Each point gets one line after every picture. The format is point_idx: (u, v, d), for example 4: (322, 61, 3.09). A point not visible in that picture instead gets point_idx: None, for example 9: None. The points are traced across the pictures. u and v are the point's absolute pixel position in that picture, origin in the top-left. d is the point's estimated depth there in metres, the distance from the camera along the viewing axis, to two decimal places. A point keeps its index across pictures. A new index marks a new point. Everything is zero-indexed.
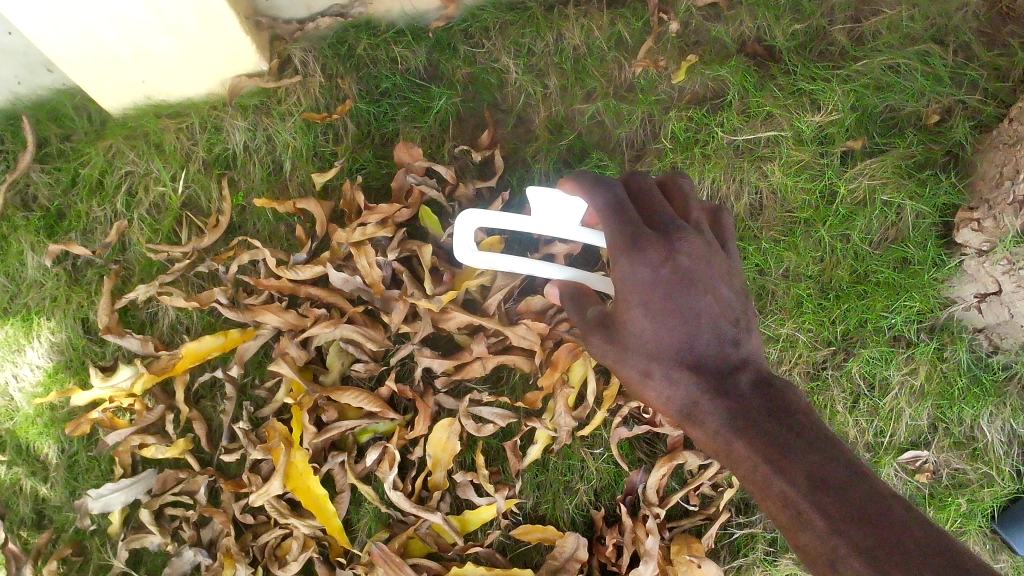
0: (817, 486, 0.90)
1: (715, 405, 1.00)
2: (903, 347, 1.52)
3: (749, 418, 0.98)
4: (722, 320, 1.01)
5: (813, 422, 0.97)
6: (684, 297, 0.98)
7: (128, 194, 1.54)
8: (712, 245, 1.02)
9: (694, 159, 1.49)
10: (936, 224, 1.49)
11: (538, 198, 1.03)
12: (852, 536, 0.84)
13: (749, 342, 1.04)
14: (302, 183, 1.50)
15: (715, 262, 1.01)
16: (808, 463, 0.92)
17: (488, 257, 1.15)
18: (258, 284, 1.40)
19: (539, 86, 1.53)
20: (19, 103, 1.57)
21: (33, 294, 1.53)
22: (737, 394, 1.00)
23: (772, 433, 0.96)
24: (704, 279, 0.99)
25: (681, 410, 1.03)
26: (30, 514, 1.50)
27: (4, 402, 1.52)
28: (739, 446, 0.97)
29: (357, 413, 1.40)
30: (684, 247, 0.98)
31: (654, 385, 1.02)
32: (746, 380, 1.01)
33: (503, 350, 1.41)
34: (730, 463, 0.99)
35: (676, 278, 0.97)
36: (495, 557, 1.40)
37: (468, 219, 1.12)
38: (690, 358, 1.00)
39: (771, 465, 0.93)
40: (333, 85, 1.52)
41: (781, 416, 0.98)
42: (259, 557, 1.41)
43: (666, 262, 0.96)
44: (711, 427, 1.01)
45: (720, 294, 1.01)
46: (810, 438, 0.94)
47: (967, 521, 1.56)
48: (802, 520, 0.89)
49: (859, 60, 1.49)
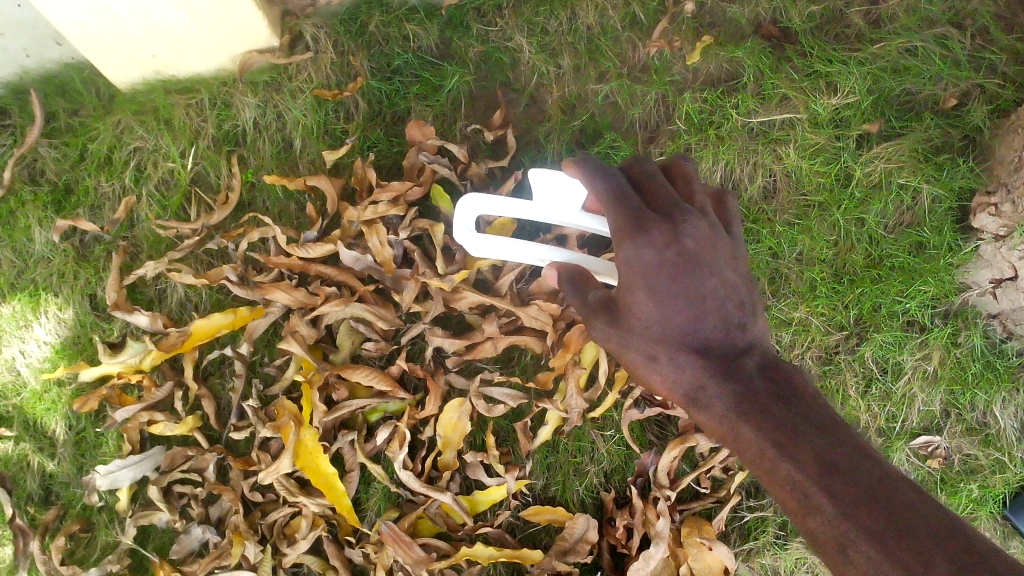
0: (825, 469, 0.88)
1: (721, 389, 0.98)
2: (917, 332, 1.51)
3: (754, 401, 0.97)
4: (728, 302, 1.00)
5: (819, 405, 0.96)
6: (689, 279, 0.97)
7: (136, 169, 1.52)
8: (717, 228, 1.01)
9: (708, 141, 1.48)
10: (953, 208, 1.48)
11: (540, 180, 1.04)
12: (863, 521, 0.83)
13: (754, 326, 1.03)
14: (313, 160, 1.48)
15: (720, 245, 1.01)
16: (817, 447, 0.90)
17: (491, 241, 1.14)
18: (268, 261, 1.38)
19: (553, 66, 1.51)
20: (27, 77, 1.56)
21: (41, 269, 1.52)
22: (744, 376, 0.98)
23: (780, 417, 0.94)
24: (709, 262, 0.99)
25: (685, 393, 1.01)
26: (37, 490, 1.49)
27: (10, 378, 1.51)
28: (746, 430, 0.96)
29: (367, 392, 1.39)
30: (689, 230, 0.97)
31: (659, 369, 1.01)
32: (751, 363, 0.99)
33: (514, 330, 1.40)
34: (736, 448, 0.98)
35: (680, 260, 0.96)
36: (505, 538, 1.40)
37: (469, 203, 1.12)
38: (695, 342, 0.99)
39: (779, 449, 0.92)
40: (344, 61, 1.50)
41: (788, 399, 0.96)
42: (268, 535, 1.40)
43: (669, 245, 0.96)
44: (717, 411, 0.99)
45: (725, 276, 1.00)
46: (818, 422, 0.93)
47: (978, 507, 1.55)
48: (810, 504, 0.88)
49: (876, 43, 1.48)
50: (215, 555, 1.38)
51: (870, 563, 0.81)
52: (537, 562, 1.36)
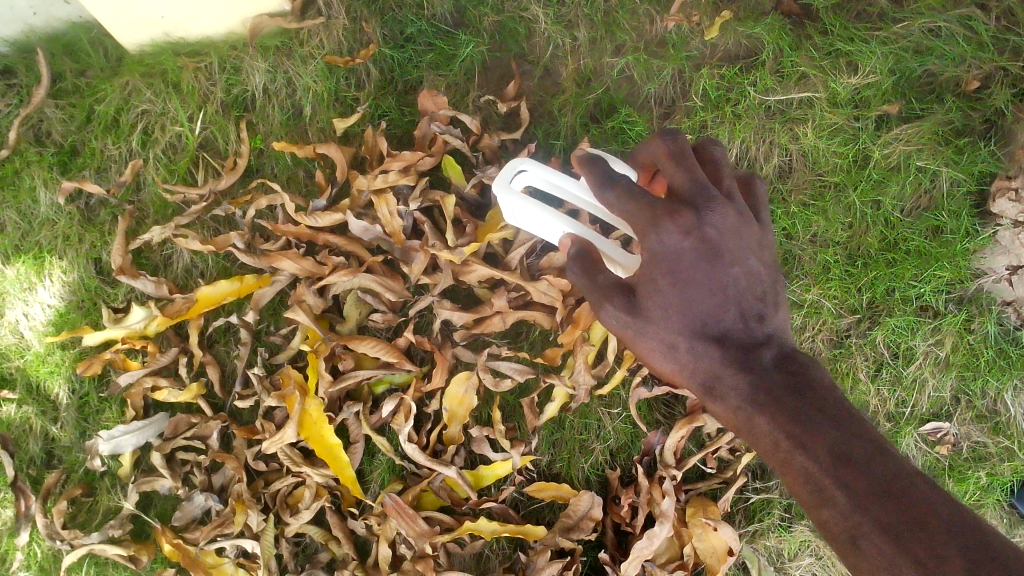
0: (838, 461, 0.88)
1: (738, 380, 0.97)
2: (931, 317, 1.50)
3: (771, 393, 0.95)
4: (749, 294, 0.97)
5: (835, 396, 0.94)
6: (711, 268, 0.94)
7: (143, 132, 1.50)
8: (744, 215, 0.98)
9: (724, 118, 1.46)
10: (972, 193, 1.47)
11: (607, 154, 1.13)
12: (876, 513, 0.83)
13: (775, 317, 0.99)
14: (322, 128, 1.46)
15: (745, 233, 0.97)
16: (831, 439, 0.89)
17: (521, 203, 1.09)
18: (276, 229, 1.35)
19: (568, 38, 1.48)
20: (33, 36, 1.53)
21: (45, 231, 1.50)
22: (761, 369, 0.97)
23: (796, 409, 0.94)
24: (732, 250, 0.95)
25: (702, 383, 0.99)
26: (39, 453, 1.48)
27: (13, 340, 1.49)
28: (761, 422, 0.96)
29: (374, 362, 1.38)
30: (712, 219, 0.94)
31: (677, 358, 0.99)
32: (769, 355, 0.97)
33: (523, 305, 1.38)
34: (750, 438, 0.98)
35: (702, 249, 0.93)
36: (509, 513, 1.39)
37: (520, 165, 1.12)
38: (714, 333, 0.97)
39: (793, 441, 0.92)
40: (357, 28, 1.48)
41: (803, 391, 0.95)
42: (270, 505, 1.40)
43: (692, 233, 0.93)
44: (732, 402, 0.98)
45: (747, 265, 0.97)
46: (834, 414, 0.92)
47: (986, 494, 1.54)
48: (824, 496, 0.87)
49: (899, 22, 1.46)
50: (217, 523, 1.37)
51: (882, 556, 0.81)
52: (540, 538, 1.36)
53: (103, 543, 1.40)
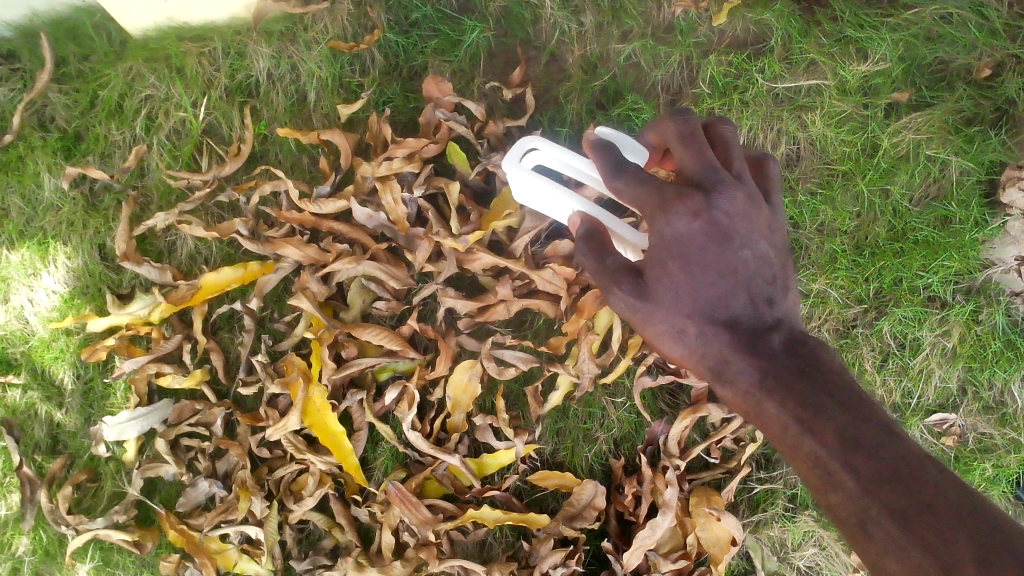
0: (847, 446, 0.87)
1: (747, 366, 0.96)
2: (938, 308, 1.49)
3: (779, 377, 0.95)
4: (757, 278, 0.96)
5: (845, 381, 0.94)
6: (721, 251, 0.94)
7: (147, 117, 1.49)
8: (754, 196, 0.97)
9: (731, 105, 1.44)
10: (982, 181, 1.46)
11: (618, 136, 1.10)
12: (883, 497, 0.82)
13: (784, 301, 0.99)
14: (326, 115, 1.46)
15: (756, 216, 0.96)
16: (840, 423, 0.89)
17: (526, 177, 1.09)
18: (279, 215, 1.35)
19: (574, 23, 1.46)
20: (37, 20, 1.51)
21: (50, 217, 1.49)
22: (770, 353, 0.96)
23: (805, 394, 0.93)
24: (742, 233, 0.95)
25: (710, 368, 0.98)
26: (44, 438, 1.48)
27: (18, 326, 1.49)
28: (770, 406, 0.95)
29: (378, 350, 1.38)
30: (722, 202, 0.93)
31: (685, 342, 0.98)
32: (778, 339, 0.97)
33: (527, 294, 1.38)
34: (759, 424, 0.97)
35: (712, 232, 0.93)
36: (512, 501, 1.39)
37: (529, 143, 1.13)
38: (724, 318, 0.96)
39: (801, 425, 0.92)
40: (361, 13, 1.46)
41: (813, 376, 0.95)
42: (274, 491, 1.40)
43: (701, 215, 0.92)
44: (740, 386, 0.97)
45: (758, 248, 0.96)
46: (843, 397, 0.92)
47: (992, 486, 1.53)
48: (832, 480, 0.87)
49: (909, 8, 1.44)
50: (221, 510, 1.38)
51: (889, 539, 0.81)
52: (543, 526, 1.36)
53: (108, 528, 1.41)
